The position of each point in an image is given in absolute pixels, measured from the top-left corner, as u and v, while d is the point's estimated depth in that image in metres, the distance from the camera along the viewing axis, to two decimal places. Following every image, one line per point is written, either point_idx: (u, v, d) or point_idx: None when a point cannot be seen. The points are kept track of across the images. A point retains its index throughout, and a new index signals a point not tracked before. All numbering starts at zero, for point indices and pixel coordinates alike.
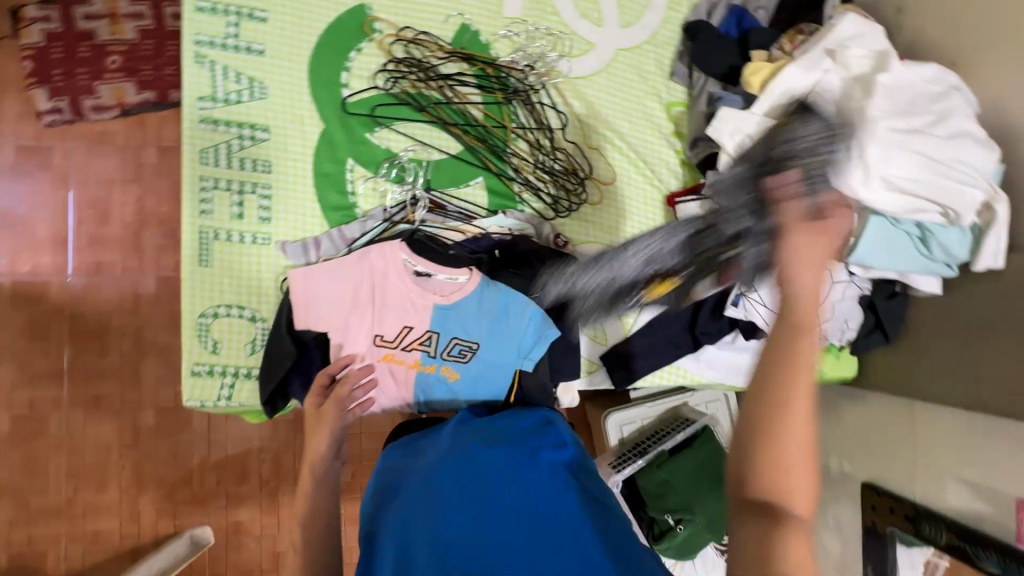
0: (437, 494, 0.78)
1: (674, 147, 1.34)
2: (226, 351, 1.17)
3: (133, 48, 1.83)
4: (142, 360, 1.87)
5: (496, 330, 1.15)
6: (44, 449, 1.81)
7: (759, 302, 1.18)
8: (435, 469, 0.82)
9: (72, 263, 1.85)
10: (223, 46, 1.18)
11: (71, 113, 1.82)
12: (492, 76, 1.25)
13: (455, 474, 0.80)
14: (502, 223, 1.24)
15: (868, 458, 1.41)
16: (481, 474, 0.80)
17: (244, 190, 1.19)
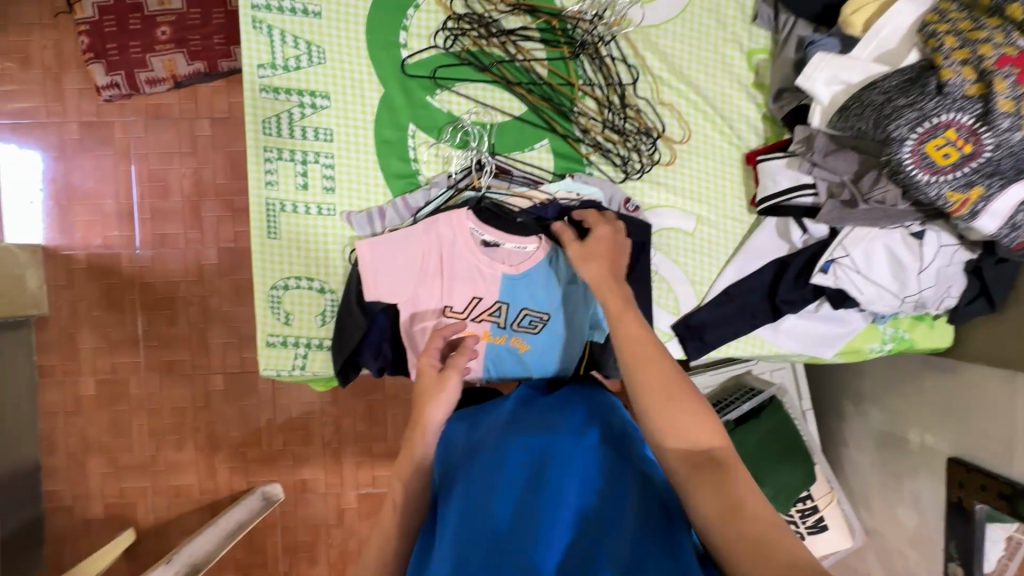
0: (483, 487, 0.70)
1: (755, 100, 1.22)
2: (297, 322, 1.18)
3: (181, 17, 1.78)
4: (210, 329, 1.94)
5: (566, 299, 1.14)
6: (128, 410, 1.94)
7: (854, 269, 1.08)
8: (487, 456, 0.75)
9: (140, 236, 1.91)
10: (280, 9, 1.14)
11: (128, 89, 1.80)
12: (557, 29, 1.17)
13: (507, 470, 0.72)
14: (570, 187, 1.18)
15: (956, 432, 1.33)
16: (533, 473, 0.71)
17: (307, 160, 1.17)
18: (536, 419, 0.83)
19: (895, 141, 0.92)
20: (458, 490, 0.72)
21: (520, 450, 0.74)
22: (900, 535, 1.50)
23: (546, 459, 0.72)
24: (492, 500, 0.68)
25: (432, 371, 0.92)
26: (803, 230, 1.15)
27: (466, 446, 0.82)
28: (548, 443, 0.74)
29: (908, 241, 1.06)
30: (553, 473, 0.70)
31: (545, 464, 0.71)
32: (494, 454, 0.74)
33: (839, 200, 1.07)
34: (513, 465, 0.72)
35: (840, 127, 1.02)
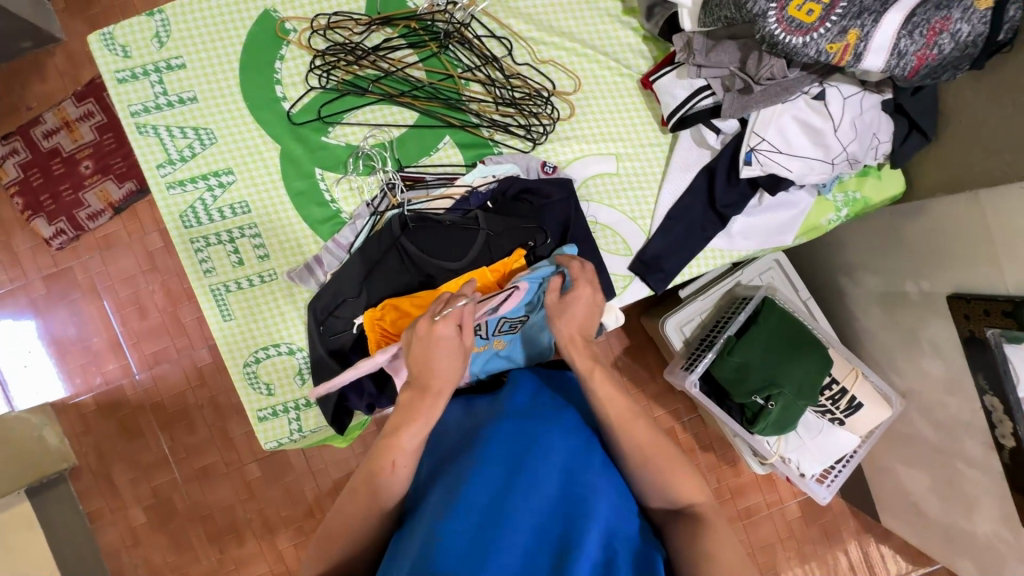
0: (474, 462, 0.80)
1: (630, 25, 1.22)
2: (280, 390, 1.21)
3: (98, 147, 1.89)
4: (229, 423, 1.99)
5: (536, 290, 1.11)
6: (182, 525, 1.99)
7: (774, 150, 1.07)
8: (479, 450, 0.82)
9: (135, 362, 1.96)
10: (158, 108, 1.17)
11: (73, 230, 1.89)
12: (418, 29, 1.18)
13: (499, 446, 0.82)
14: (483, 172, 1.18)
15: (946, 269, 1.31)
16: (519, 447, 0.81)
17: (234, 236, 1.19)
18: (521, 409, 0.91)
19: (757, 15, 0.92)
20: (448, 476, 0.81)
21: (509, 430, 0.84)
22: (933, 387, 1.48)
23: (531, 437, 0.82)
24: (482, 467, 0.78)
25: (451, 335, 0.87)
26: (715, 131, 1.14)
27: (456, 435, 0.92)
28: (531, 425, 0.85)
29: (812, 105, 1.04)
30: (540, 450, 0.80)
31: (530, 441, 0.81)
32: (485, 435, 0.84)
33: (736, 91, 1.07)
34: (502, 443, 0.82)
35: (709, 22, 1.02)
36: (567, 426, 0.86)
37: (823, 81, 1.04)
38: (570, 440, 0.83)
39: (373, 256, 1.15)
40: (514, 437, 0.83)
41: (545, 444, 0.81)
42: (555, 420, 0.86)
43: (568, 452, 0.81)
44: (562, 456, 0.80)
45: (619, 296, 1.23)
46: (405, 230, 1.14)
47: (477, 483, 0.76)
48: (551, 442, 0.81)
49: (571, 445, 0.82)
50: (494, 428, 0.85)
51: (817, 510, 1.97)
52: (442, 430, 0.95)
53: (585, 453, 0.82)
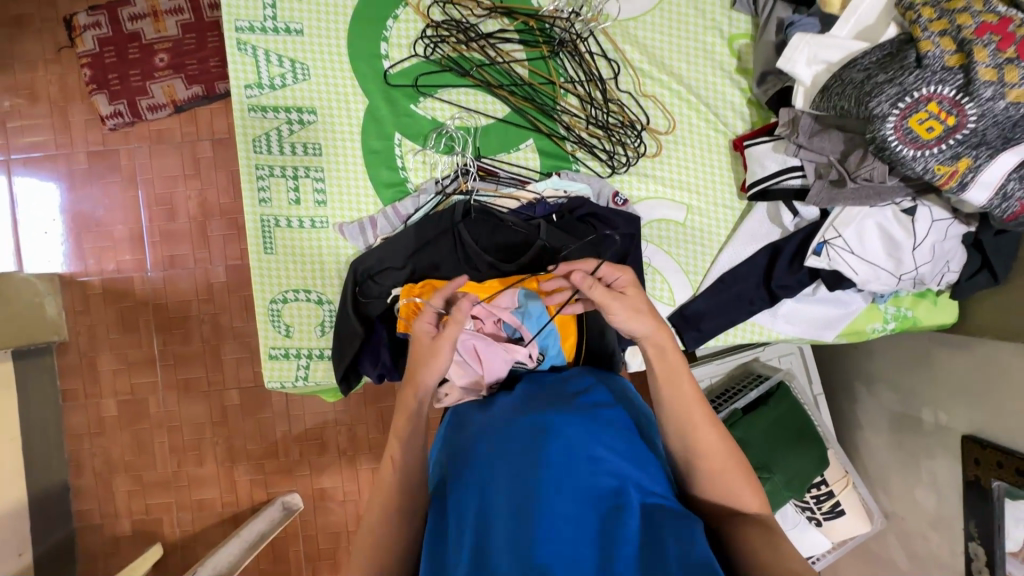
0: (494, 469, 0.76)
1: (738, 86, 1.21)
2: (298, 334, 1.21)
3: (178, 44, 1.86)
4: (223, 344, 1.99)
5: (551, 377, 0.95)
6: (149, 428, 1.99)
7: (847, 249, 1.06)
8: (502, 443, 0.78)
9: (151, 259, 1.96)
10: (263, 30, 1.17)
11: (130, 116, 1.88)
12: (535, 29, 1.18)
13: (513, 444, 0.77)
14: (556, 185, 1.18)
15: (969, 409, 1.30)
16: (533, 443, 0.76)
17: (298, 175, 1.19)
18: (545, 397, 0.86)
19: (877, 117, 0.91)
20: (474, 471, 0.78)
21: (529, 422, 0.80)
22: (918, 517, 1.47)
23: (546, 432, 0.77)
24: (497, 472, 0.75)
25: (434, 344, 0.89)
26: (793, 213, 1.15)
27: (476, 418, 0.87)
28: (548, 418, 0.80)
29: (899, 218, 1.04)
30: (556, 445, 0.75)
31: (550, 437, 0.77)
32: (499, 431, 0.80)
33: (827, 180, 1.06)
34: (517, 440, 0.78)
35: (823, 107, 1.01)
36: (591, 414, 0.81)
37: (916, 198, 1.04)
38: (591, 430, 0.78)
39: (429, 232, 1.14)
40: (529, 432, 0.78)
41: (563, 438, 0.76)
42: (578, 411, 0.81)
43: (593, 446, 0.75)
44: (582, 449, 0.75)
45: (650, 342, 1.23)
46: (467, 218, 1.14)
47: (498, 490, 0.74)
48: (570, 434, 0.77)
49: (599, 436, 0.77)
50: (508, 423, 0.81)
51: None
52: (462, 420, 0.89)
53: (609, 440, 0.77)
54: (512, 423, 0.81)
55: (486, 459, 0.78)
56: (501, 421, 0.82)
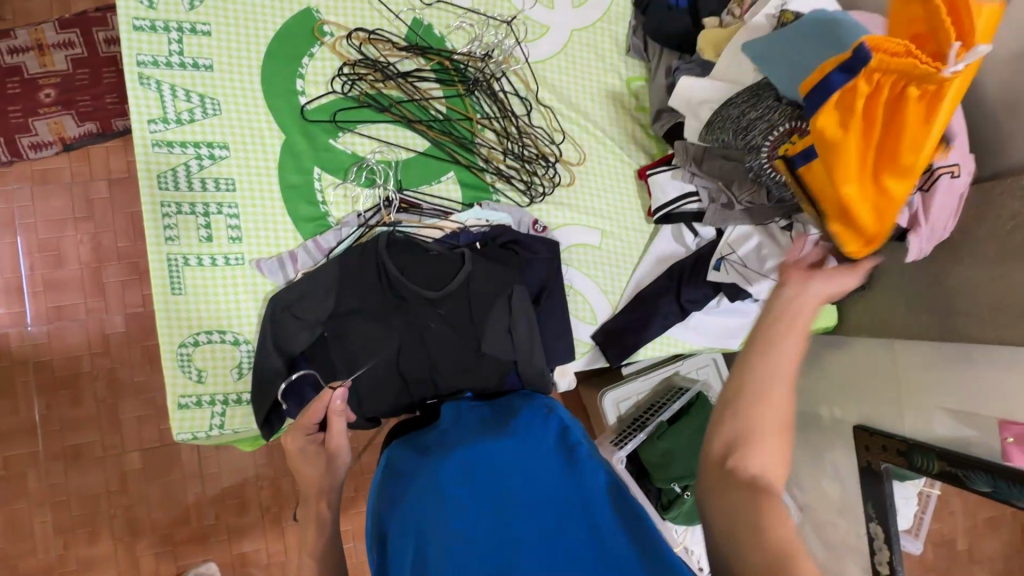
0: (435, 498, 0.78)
1: (639, 122, 1.35)
2: (211, 379, 1.13)
3: (67, 78, 1.74)
4: (122, 402, 1.79)
5: (484, 420, 0.96)
6: (27, 507, 1.73)
7: (740, 262, 1.20)
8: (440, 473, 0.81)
9: (32, 312, 1.75)
10: (168, 65, 1.13)
11: (8, 154, 1.71)
12: (450, 68, 1.23)
13: (451, 476, 0.80)
14: (477, 215, 1.23)
15: (856, 402, 1.46)
16: (476, 472, 0.81)
17: (209, 211, 1.15)
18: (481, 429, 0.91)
19: (752, 148, 1.07)
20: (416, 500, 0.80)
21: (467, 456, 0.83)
22: (826, 507, 1.60)
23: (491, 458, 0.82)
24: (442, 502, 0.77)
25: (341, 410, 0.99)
26: (694, 233, 1.29)
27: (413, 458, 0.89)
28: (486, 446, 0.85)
29: (780, 234, 1.19)
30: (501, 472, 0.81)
31: (485, 465, 0.81)
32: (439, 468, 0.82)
33: (718, 203, 1.19)
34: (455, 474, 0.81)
35: (708, 139, 1.15)
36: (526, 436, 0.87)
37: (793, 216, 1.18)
38: (530, 453, 0.84)
39: (350, 267, 1.13)
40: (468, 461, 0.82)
41: (506, 467, 0.81)
42: (516, 436, 0.86)
43: (527, 471, 0.81)
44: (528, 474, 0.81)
45: (576, 360, 1.28)
46: (390, 248, 1.14)
47: (438, 518, 0.76)
48: (512, 458, 0.82)
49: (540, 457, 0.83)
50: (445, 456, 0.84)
51: None
52: (397, 467, 0.89)
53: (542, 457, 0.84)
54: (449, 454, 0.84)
55: (426, 488, 0.80)
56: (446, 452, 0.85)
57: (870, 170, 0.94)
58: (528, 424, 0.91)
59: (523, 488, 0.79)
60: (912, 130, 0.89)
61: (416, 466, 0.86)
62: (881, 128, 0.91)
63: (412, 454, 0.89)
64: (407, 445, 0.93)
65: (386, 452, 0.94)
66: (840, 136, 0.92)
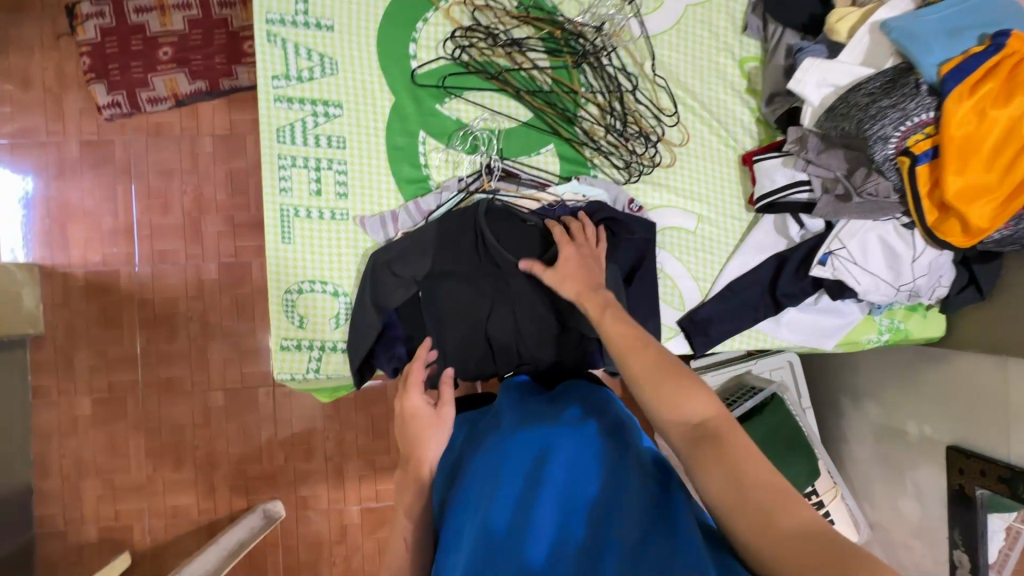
0: (487, 480, 0.79)
1: (748, 105, 1.29)
2: (311, 326, 1.20)
3: (183, 38, 1.84)
4: (211, 343, 1.93)
5: (545, 408, 0.94)
6: (125, 429, 1.91)
7: (851, 259, 1.13)
8: (493, 456, 0.82)
9: (140, 254, 1.91)
10: (293, 23, 1.18)
11: (128, 107, 1.85)
12: (559, 39, 1.22)
13: (503, 461, 0.81)
14: (576, 189, 1.23)
15: (952, 422, 1.37)
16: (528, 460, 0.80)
17: (321, 167, 1.20)
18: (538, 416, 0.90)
19: (880, 138, 1.00)
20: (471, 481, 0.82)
21: (517, 442, 0.83)
22: (901, 527, 1.52)
23: (540, 448, 0.81)
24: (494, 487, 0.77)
25: (424, 406, 1.00)
26: (800, 225, 1.21)
27: (472, 445, 0.92)
28: (540, 434, 0.83)
29: (901, 232, 1.11)
30: (551, 459, 0.78)
31: (537, 451, 0.80)
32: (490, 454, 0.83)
33: (833, 195, 1.12)
34: (508, 460, 0.80)
35: (828, 127, 1.08)
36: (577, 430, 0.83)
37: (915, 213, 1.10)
38: (581, 445, 0.80)
39: (447, 235, 1.16)
40: (521, 447, 0.82)
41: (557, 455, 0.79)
42: (571, 427, 0.84)
43: (580, 463, 0.78)
44: (576, 468, 0.77)
45: (661, 345, 1.26)
46: (489, 216, 1.17)
47: (486, 499, 0.76)
48: (564, 446, 0.80)
49: (595, 449, 0.80)
50: (500, 441, 0.84)
51: None
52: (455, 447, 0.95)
53: (597, 450, 0.80)
54: (504, 438, 0.85)
55: (478, 471, 0.82)
56: (501, 436, 0.86)
57: (998, 160, 0.95)
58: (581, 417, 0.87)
59: (573, 480, 0.76)
60: None
61: (472, 449, 0.90)
62: (1010, 150, 0.94)
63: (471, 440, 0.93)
64: (467, 424, 0.99)
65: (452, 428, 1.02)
66: (976, 115, 0.94)
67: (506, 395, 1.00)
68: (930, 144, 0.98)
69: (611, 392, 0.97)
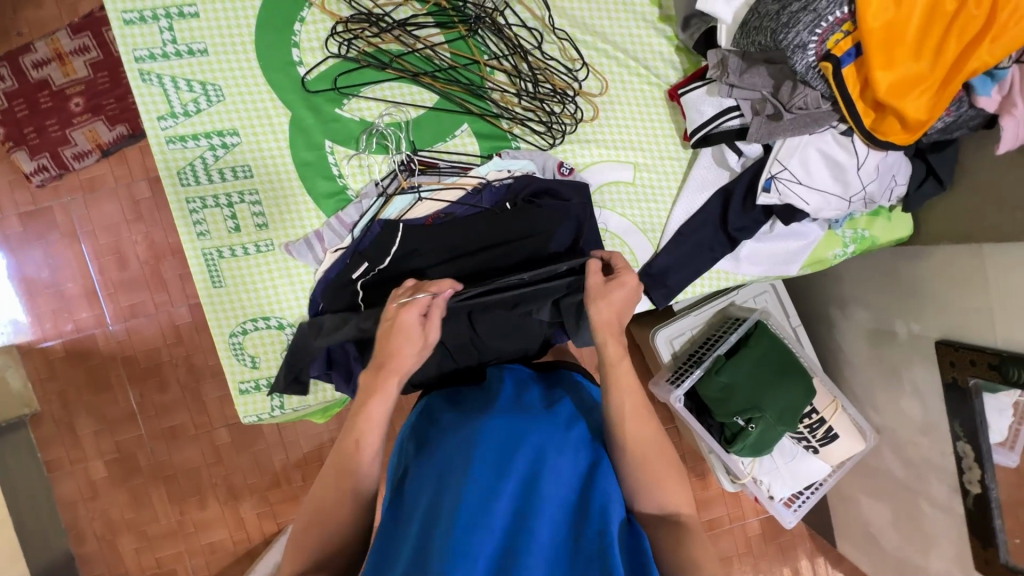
0: (461, 459, 0.78)
1: (664, 34, 1.19)
2: (264, 364, 1.18)
3: (91, 84, 1.77)
4: (203, 384, 1.93)
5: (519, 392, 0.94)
6: (143, 483, 1.94)
7: (794, 180, 1.06)
8: (470, 437, 0.81)
9: (110, 312, 1.89)
10: (165, 56, 1.10)
11: (57, 168, 1.79)
12: (448, 9, 1.13)
13: (480, 444, 0.80)
14: (499, 166, 1.16)
15: (937, 316, 1.33)
16: (506, 445, 0.79)
17: (233, 201, 1.15)
18: (519, 402, 0.89)
19: (797, 47, 0.92)
20: (444, 457, 0.81)
21: (498, 428, 0.82)
22: (907, 427, 1.51)
23: (520, 436, 0.80)
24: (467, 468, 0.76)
25: (416, 322, 0.90)
26: (738, 153, 1.14)
27: (447, 418, 0.91)
28: (524, 423, 0.83)
29: (839, 140, 1.03)
30: (531, 449, 0.78)
31: (517, 439, 0.80)
32: (475, 434, 0.81)
33: (765, 116, 1.06)
34: (486, 443, 0.80)
35: (744, 44, 1.00)
36: (566, 427, 0.84)
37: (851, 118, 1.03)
38: (566, 443, 0.81)
39: (378, 250, 1.11)
40: (502, 433, 0.81)
41: (538, 446, 0.79)
42: (556, 422, 0.84)
43: (556, 458, 0.78)
44: (556, 463, 0.78)
45: None
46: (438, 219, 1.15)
47: (458, 480, 0.76)
48: (546, 442, 0.80)
49: (573, 449, 0.81)
50: (480, 423, 0.83)
51: (776, 529, 1.97)
52: (433, 413, 0.95)
53: (575, 451, 0.81)
54: (483, 421, 0.83)
55: (453, 450, 0.81)
56: (482, 418, 0.84)
57: (926, 45, 0.87)
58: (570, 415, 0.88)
59: (548, 475, 0.76)
60: (962, 33, 0.84)
61: (446, 425, 0.88)
62: (936, 32, 0.86)
63: (448, 413, 0.92)
64: (446, 398, 0.97)
65: (423, 400, 1.00)
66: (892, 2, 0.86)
67: (500, 375, 0.98)
68: (851, 43, 0.91)
69: (595, 390, 0.99)
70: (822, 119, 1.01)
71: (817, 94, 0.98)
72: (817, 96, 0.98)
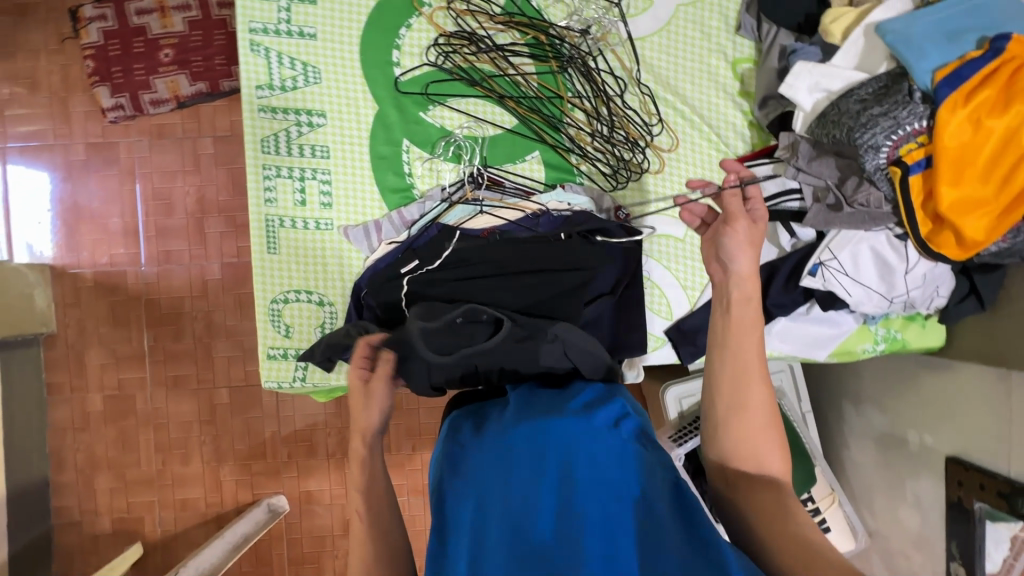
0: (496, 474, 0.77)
1: (740, 108, 1.25)
2: (297, 335, 1.21)
3: (184, 39, 1.82)
4: (215, 342, 1.97)
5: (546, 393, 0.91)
6: (134, 425, 1.96)
7: (842, 271, 1.09)
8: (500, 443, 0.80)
9: (146, 254, 1.94)
10: (276, 32, 1.18)
11: (132, 109, 1.84)
12: (545, 44, 1.19)
13: (511, 455, 0.78)
14: (560, 198, 1.21)
15: (952, 431, 1.33)
16: (536, 450, 0.78)
17: (305, 176, 1.20)
18: (541, 403, 0.87)
19: (870, 147, 0.97)
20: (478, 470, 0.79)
21: (527, 434, 0.80)
22: (900, 536, 1.49)
23: (547, 438, 0.79)
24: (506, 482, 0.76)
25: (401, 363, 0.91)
26: (791, 234, 1.18)
27: (474, 428, 0.87)
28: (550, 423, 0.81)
29: (892, 243, 1.07)
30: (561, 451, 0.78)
31: (546, 442, 0.79)
32: (502, 441, 0.80)
33: (825, 204, 1.09)
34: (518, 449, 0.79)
35: (819, 134, 1.05)
36: (589, 417, 0.82)
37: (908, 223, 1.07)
38: (592, 432, 0.80)
39: (432, 253, 1.15)
40: (531, 437, 0.80)
41: (566, 446, 0.78)
42: (578, 415, 0.82)
43: (589, 453, 0.77)
44: (591, 461, 0.76)
45: (647, 354, 1.24)
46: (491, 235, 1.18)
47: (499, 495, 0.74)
48: (574, 440, 0.79)
49: (604, 437, 0.79)
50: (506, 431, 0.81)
51: None
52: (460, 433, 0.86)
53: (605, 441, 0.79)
54: (511, 427, 0.82)
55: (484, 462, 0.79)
56: (508, 424, 0.83)
57: (994, 172, 0.91)
58: (589, 403, 0.86)
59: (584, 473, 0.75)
60: None
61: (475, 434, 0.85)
62: (1007, 162, 0.90)
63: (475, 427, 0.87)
64: (471, 412, 0.91)
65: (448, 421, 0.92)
66: (970, 126, 0.90)
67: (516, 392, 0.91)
68: (923, 154, 0.95)
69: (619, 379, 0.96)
70: (878, 219, 1.04)
71: (879, 194, 1.01)
72: (877, 196, 1.01)
